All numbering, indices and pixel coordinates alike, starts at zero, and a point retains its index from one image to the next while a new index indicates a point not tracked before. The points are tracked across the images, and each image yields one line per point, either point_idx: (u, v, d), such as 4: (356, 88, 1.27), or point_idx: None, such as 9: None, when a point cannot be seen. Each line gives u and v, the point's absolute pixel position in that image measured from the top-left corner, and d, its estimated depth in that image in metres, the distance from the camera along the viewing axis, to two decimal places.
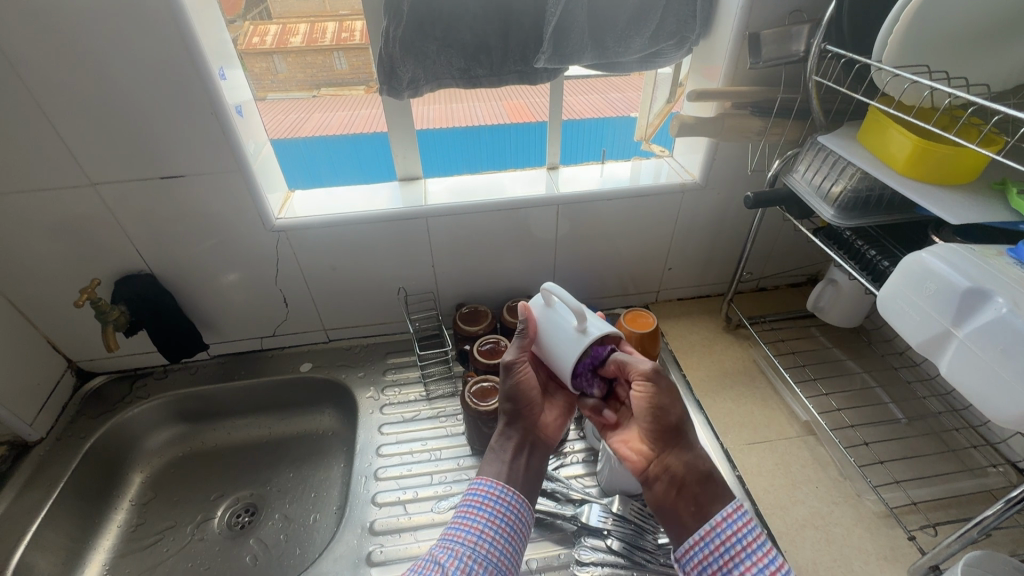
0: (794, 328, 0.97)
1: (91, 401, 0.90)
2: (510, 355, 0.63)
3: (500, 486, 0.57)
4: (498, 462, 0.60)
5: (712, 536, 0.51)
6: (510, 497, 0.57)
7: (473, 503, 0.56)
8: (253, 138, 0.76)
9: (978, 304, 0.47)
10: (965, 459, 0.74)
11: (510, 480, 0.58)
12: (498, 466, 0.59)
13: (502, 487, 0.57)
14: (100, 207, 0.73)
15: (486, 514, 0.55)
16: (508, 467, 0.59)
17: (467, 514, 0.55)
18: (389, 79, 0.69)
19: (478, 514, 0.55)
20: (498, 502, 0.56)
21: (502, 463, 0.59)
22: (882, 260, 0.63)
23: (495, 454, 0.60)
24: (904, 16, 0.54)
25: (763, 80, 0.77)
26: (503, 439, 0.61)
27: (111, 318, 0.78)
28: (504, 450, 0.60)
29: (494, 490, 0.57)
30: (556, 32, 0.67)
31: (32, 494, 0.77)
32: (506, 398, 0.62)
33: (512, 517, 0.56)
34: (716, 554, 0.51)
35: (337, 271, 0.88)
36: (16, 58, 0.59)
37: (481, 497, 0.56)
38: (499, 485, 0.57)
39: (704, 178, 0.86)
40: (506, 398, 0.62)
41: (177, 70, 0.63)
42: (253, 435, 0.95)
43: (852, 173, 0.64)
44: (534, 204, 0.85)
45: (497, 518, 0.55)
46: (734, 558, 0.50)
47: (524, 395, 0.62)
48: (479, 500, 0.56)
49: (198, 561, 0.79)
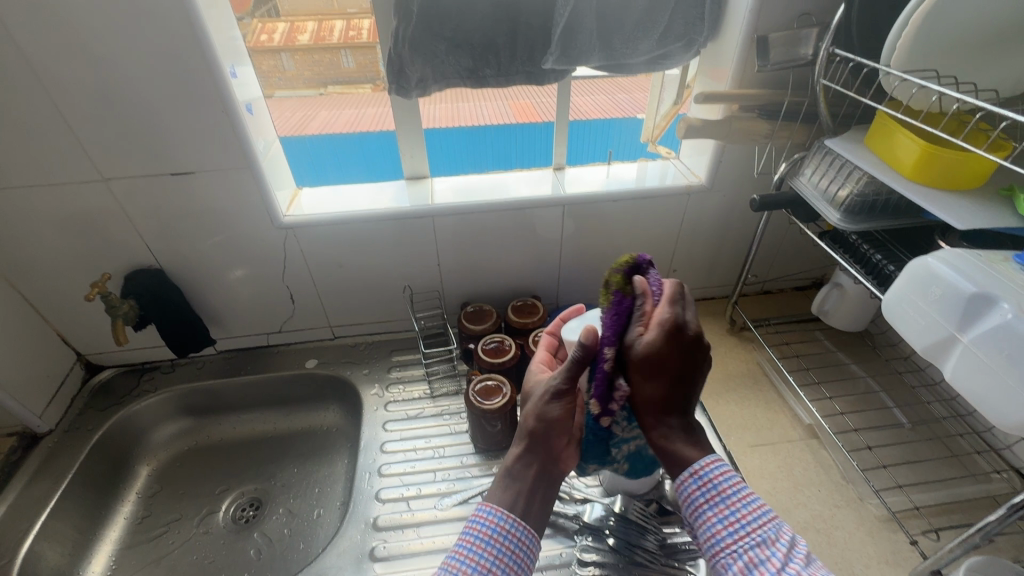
0: (799, 331, 0.97)
1: (99, 394, 0.91)
2: (556, 381, 0.51)
3: (509, 517, 0.48)
4: (513, 488, 0.50)
5: (703, 475, 0.47)
6: (521, 533, 0.48)
7: (480, 536, 0.47)
8: (263, 136, 0.77)
9: (984, 310, 0.47)
10: (967, 464, 0.74)
11: (524, 515, 0.49)
12: (513, 493, 0.50)
13: (514, 521, 0.48)
14: (111, 202, 0.74)
15: (493, 550, 0.47)
16: (524, 498, 0.50)
17: (473, 547, 0.47)
18: (398, 78, 0.69)
19: (484, 550, 0.47)
20: (507, 537, 0.47)
21: (518, 494, 0.50)
22: (888, 264, 0.63)
23: (511, 480, 0.51)
24: (913, 21, 0.54)
25: (771, 82, 0.77)
26: (522, 466, 0.51)
27: (121, 312, 0.78)
28: (522, 479, 0.51)
29: (505, 524, 0.48)
30: (565, 33, 0.67)
31: (40, 484, 0.78)
32: (540, 419, 0.51)
33: (521, 555, 0.48)
34: (709, 493, 0.47)
35: (344, 269, 0.89)
36: (32, 54, 0.60)
37: (490, 530, 0.47)
38: (508, 516, 0.48)
39: (710, 180, 0.86)
40: (540, 419, 0.51)
41: (189, 68, 0.64)
42: (258, 430, 0.96)
43: (858, 177, 0.65)
44: (540, 203, 0.85)
45: (505, 556, 0.47)
46: (709, 502, 0.46)
47: (561, 426, 0.51)
48: (487, 533, 0.47)
49: (202, 554, 0.79)
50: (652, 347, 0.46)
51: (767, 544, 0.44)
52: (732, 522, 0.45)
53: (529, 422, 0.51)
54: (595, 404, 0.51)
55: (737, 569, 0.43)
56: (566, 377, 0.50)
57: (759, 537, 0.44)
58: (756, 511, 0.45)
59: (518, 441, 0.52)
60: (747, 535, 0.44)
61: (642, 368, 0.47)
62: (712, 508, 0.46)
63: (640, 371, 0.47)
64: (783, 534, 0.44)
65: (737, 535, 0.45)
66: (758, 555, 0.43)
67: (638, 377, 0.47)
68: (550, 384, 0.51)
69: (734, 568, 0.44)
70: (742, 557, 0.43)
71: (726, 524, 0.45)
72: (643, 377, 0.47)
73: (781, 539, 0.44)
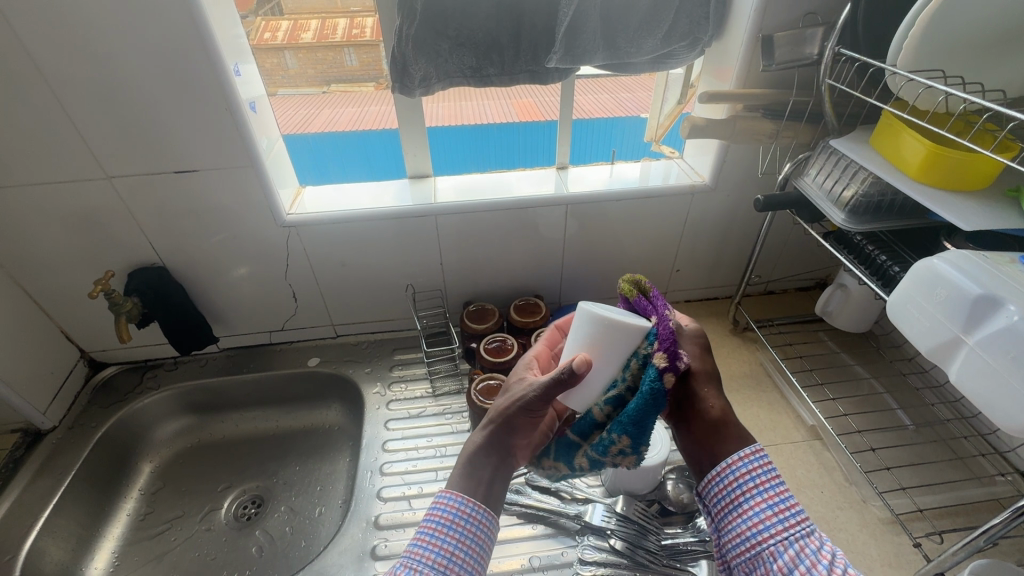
0: (802, 332, 0.96)
1: (103, 391, 0.92)
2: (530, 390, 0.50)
3: (471, 502, 0.47)
4: (476, 475, 0.49)
5: (753, 457, 0.48)
6: (482, 515, 0.47)
7: (442, 521, 0.46)
8: (266, 134, 0.77)
9: (989, 313, 0.47)
10: (972, 467, 0.74)
11: (486, 499, 0.48)
12: (475, 480, 0.49)
13: (474, 503, 0.47)
14: (114, 200, 0.74)
15: (457, 535, 0.46)
16: (485, 485, 0.49)
17: (435, 533, 0.45)
18: (401, 78, 0.69)
19: (447, 535, 0.45)
20: (471, 521, 0.46)
21: (480, 481, 0.49)
22: (892, 265, 0.63)
23: (474, 467, 0.50)
24: (921, 19, 0.54)
25: (776, 82, 0.76)
26: (484, 454, 0.51)
27: (126, 309, 0.79)
28: (483, 467, 0.50)
29: (466, 508, 0.47)
30: (568, 32, 0.67)
31: (44, 480, 0.78)
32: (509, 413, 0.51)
33: (482, 537, 0.47)
34: (758, 477, 0.47)
35: (346, 267, 0.89)
36: (36, 51, 0.60)
37: (452, 515, 0.46)
38: (471, 501, 0.47)
39: (714, 180, 0.86)
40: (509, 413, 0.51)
41: (194, 67, 0.64)
42: (261, 428, 0.96)
43: (863, 178, 0.64)
44: (543, 202, 0.85)
45: (468, 540, 0.46)
46: (757, 487, 0.46)
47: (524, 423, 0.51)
48: (449, 518, 0.46)
49: (204, 551, 0.80)
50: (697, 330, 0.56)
51: (816, 534, 0.44)
52: (781, 510, 0.45)
53: (497, 415, 0.52)
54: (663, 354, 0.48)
55: (787, 556, 0.43)
56: (543, 390, 0.50)
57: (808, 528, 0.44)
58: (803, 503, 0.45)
59: (482, 430, 0.52)
60: (798, 523, 0.44)
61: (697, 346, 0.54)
62: (760, 493, 0.46)
63: (693, 344, 0.54)
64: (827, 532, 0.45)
65: (786, 523, 0.44)
66: (808, 544, 0.43)
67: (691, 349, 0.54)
68: (526, 392, 0.50)
69: (784, 555, 0.43)
70: (793, 544, 0.43)
71: (774, 512, 0.45)
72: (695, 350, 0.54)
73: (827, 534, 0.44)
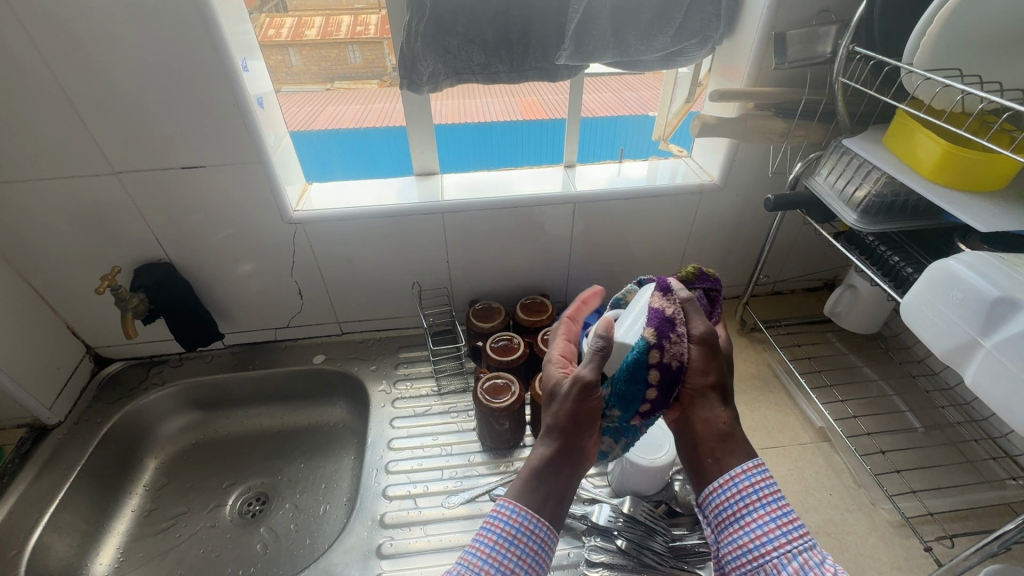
0: (810, 333, 0.96)
1: (109, 386, 0.92)
2: (581, 372, 0.50)
3: (533, 518, 0.48)
4: (543, 489, 0.50)
5: (757, 471, 0.50)
6: (544, 533, 0.49)
7: (504, 536, 0.47)
8: (274, 130, 0.77)
9: (1008, 313, 0.46)
10: (982, 471, 0.73)
11: (551, 516, 0.49)
12: (541, 496, 0.50)
13: (537, 520, 0.49)
14: (121, 195, 0.74)
15: (517, 551, 0.47)
16: (553, 500, 0.50)
17: (495, 547, 0.47)
18: (410, 73, 0.68)
19: (509, 549, 0.47)
20: (531, 538, 0.48)
21: (546, 498, 0.50)
22: (906, 266, 0.62)
23: (540, 482, 0.50)
24: (939, 17, 0.53)
25: (788, 81, 0.76)
26: (548, 468, 0.51)
27: (132, 305, 0.79)
28: (549, 482, 0.50)
29: (529, 525, 0.48)
30: (578, 29, 0.66)
31: (49, 476, 0.78)
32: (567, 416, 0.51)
33: (543, 554, 0.48)
34: (762, 491, 0.49)
35: (353, 264, 0.88)
36: (45, 45, 0.60)
37: (513, 530, 0.48)
38: (532, 517, 0.48)
39: (723, 178, 0.85)
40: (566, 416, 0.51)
41: (201, 61, 0.64)
42: (266, 424, 0.96)
43: (877, 178, 0.63)
44: (550, 201, 0.84)
45: (528, 556, 0.47)
46: (762, 501, 0.48)
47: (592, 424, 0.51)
48: (510, 533, 0.48)
49: (209, 547, 0.80)
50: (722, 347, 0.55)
51: (818, 548, 0.46)
52: (773, 528, 0.47)
53: (558, 418, 0.51)
54: (652, 330, 0.51)
55: (792, 568, 0.44)
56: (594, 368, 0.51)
57: (811, 541, 0.46)
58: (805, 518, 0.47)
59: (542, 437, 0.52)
60: (800, 538, 0.46)
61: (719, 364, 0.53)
62: (763, 507, 0.48)
63: (718, 358, 0.53)
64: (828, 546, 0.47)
65: (789, 537, 0.46)
66: (812, 557, 0.45)
67: (711, 365, 0.52)
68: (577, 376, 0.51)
69: (788, 568, 0.45)
70: (796, 557, 0.45)
71: (778, 526, 0.47)
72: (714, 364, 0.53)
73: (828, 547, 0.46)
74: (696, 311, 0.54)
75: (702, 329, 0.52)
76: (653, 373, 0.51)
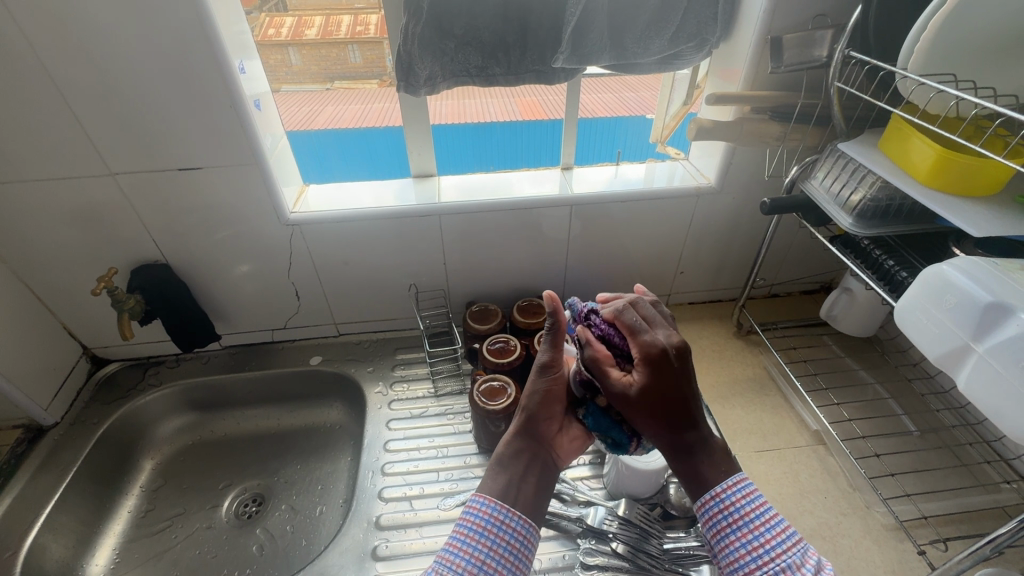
0: (807, 335, 0.96)
1: (105, 387, 0.92)
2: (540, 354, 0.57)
3: (502, 509, 0.50)
4: (504, 476, 0.53)
5: (724, 497, 0.49)
6: (516, 522, 0.50)
7: (475, 528, 0.49)
8: (270, 131, 0.77)
9: (1001, 319, 0.46)
10: (977, 474, 0.73)
11: (516, 502, 0.51)
12: (503, 482, 0.52)
13: (508, 510, 0.50)
14: (118, 196, 0.74)
15: (488, 542, 0.48)
16: (515, 485, 0.52)
17: (466, 539, 0.48)
18: (407, 76, 0.69)
19: (480, 541, 0.48)
20: (502, 529, 0.49)
21: (509, 482, 0.52)
22: (900, 270, 0.62)
23: (503, 468, 0.54)
24: (932, 24, 0.53)
25: (785, 83, 0.76)
26: (512, 454, 0.54)
27: (127, 306, 0.78)
28: (512, 467, 0.53)
29: (498, 515, 0.50)
30: (575, 33, 0.67)
31: (45, 477, 0.78)
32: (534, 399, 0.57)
33: (517, 545, 0.49)
34: (732, 519, 0.49)
35: (350, 266, 0.88)
36: (42, 47, 0.60)
37: (484, 522, 0.49)
38: (502, 507, 0.50)
39: (720, 181, 0.85)
40: (533, 399, 0.57)
41: (199, 63, 0.64)
42: (262, 426, 0.96)
43: (872, 181, 0.63)
44: (547, 203, 0.84)
45: (500, 547, 0.49)
46: (731, 526, 0.49)
47: (550, 408, 0.56)
48: (481, 524, 0.49)
49: (205, 549, 0.80)
50: (642, 381, 0.49)
51: (791, 569, 0.46)
52: (743, 553, 0.48)
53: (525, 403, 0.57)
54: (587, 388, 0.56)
55: None
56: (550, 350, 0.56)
57: (783, 563, 0.46)
58: (779, 537, 0.47)
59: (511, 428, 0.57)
60: (771, 561, 0.46)
61: (648, 403, 0.49)
62: (734, 532, 0.48)
63: (642, 407, 0.50)
64: (808, 559, 0.47)
65: (760, 560, 0.47)
66: None
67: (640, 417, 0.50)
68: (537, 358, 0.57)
69: None
70: None
71: (749, 549, 0.48)
72: (640, 410, 0.50)
73: (806, 564, 0.46)
74: (604, 365, 0.52)
75: (613, 386, 0.51)
76: (614, 414, 0.54)
